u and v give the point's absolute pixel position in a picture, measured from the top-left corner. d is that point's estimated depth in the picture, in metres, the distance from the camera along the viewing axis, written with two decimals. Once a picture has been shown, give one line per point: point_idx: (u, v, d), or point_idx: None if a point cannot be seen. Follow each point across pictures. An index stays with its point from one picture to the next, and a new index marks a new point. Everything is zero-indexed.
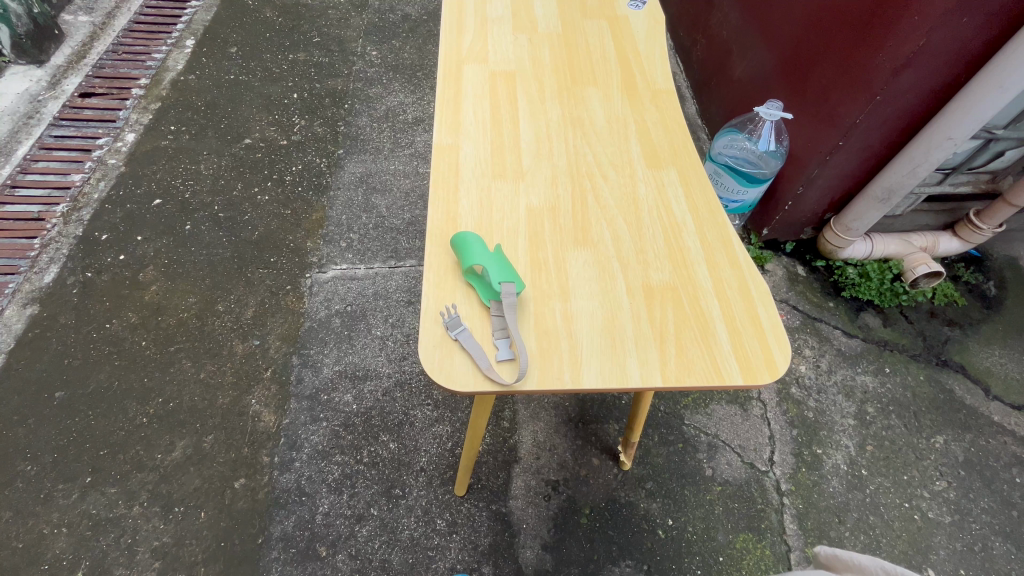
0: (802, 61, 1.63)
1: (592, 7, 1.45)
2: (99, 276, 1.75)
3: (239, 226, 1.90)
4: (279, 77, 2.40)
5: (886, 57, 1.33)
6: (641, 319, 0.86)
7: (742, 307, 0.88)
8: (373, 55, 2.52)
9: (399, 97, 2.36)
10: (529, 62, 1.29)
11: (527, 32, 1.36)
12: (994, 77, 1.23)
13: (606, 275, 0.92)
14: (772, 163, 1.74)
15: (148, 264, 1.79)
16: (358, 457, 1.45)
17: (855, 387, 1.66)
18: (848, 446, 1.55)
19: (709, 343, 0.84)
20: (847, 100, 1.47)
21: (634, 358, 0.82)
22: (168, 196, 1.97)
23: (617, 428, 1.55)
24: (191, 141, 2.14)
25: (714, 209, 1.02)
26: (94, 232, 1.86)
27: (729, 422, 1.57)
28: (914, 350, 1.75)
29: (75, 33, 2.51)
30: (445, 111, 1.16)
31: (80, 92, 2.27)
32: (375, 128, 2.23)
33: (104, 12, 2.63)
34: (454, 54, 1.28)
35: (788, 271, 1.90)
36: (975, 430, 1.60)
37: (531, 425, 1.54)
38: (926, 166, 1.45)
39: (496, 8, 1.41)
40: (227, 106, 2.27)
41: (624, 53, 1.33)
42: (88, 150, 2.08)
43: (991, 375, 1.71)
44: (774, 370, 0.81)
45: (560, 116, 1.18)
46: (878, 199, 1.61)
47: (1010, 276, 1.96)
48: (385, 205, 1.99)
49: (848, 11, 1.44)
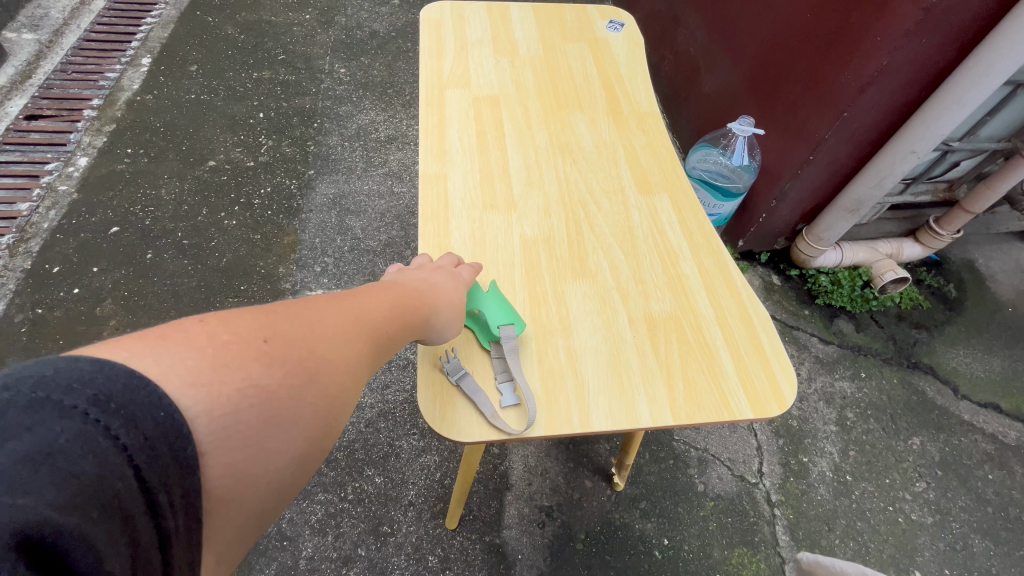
0: (770, 79, 1.68)
1: (571, 29, 1.45)
2: (50, 312, 1.63)
3: (206, 253, 1.81)
4: (243, 96, 2.32)
5: (850, 76, 1.37)
6: (646, 352, 0.85)
7: (745, 335, 0.88)
8: (342, 73, 2.47)
9: (370, 115, 2.31)
10: (513, 86, 1.27)
11: (507, 54, 1.35)
12: (953, 95, 1.29)
13: (607, 307, 0.90)
14: (745, 177, 1.77)
15: (106, 298, 1.68)
16: (343, 495, 1.38)
17: (835, 394, 1.70)
18: (832, 453, 1.58)
19: (716, 374, 0.83)
20: (815, 117, 1.51)
21: (641, 394, 0.80)
22: (126, 223, 1.86)
23: (608, 447, 1.52)
24: (151, 164, 2.04)
25: (708, 233, 1.02)
26: (44, 264, 1.73)
27: (717, 435, 1.58)
28: (886, 355, 1.81)
29: (20, 52, 2.38)
30: (430, 138, 1.13)
31: (26, 115, 2.13)
32: (346, 147, 2.18)
33: (51, 29, 2.50)
34: (436, 80, 1.25)
35: (764, 281, 1.95)
36: (948, 429, 1.66)
37: (520, 450, 1.50)
38: (892, 178, 1.51)
39: (475, 31, 1.39)
40: (189, 127, 2.18)
41: (607, 76, 1.34)
42: (35, 176, 1.95)
43: (958, 375, 1.78)
44: (782, 399, 0.81)
45: (548, 142, 1.17)
46: (848, 212, 1.66)
47: (967, 278, 2.06)
48: (360, 226, 1.94)
49: (810, 32, 1.49)
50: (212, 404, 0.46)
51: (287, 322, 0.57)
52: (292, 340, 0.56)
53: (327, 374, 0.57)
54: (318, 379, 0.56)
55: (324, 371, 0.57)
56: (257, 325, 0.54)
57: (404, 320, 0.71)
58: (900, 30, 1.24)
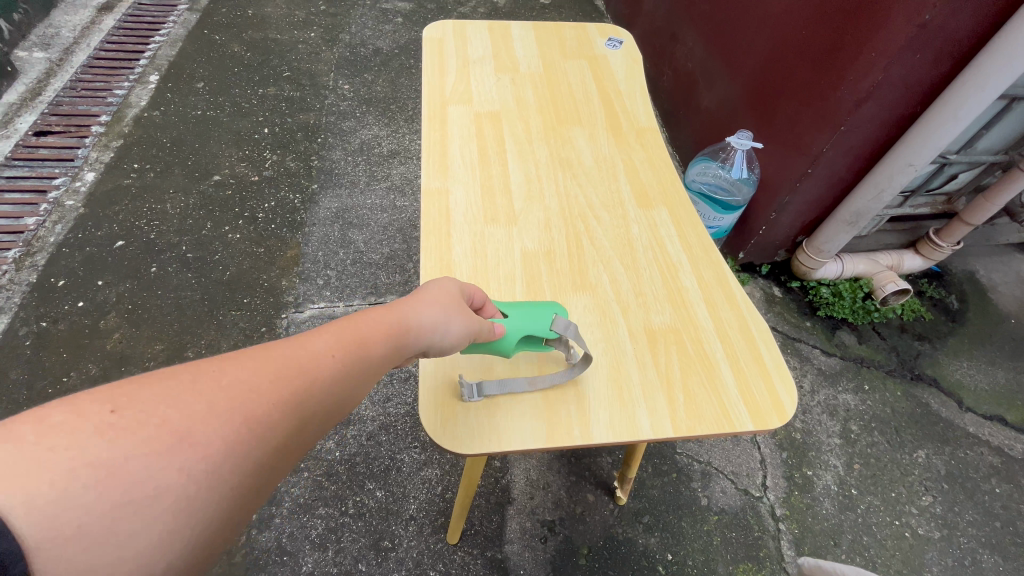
0: (767, 93, 1.70)
1: (571, 46, 1.48)
2: (55, 326, 1.64)
3: (210, 267, 1.83)
4: (249, 112, 2.36)
5: (846, 91, 1.39)
6: (647, 365, 0.85)
7: (745, 348, 0.88)
8: (346, 89, 2.51)
9: (373, 130, 2.34)
10: (513, 103, 1.30)
11: (508, 72, 1.38)
12: (949, 109, 1.30)
13: (607, 319, 0.91)
14: (744, 189, 1.79)
15: (110, 311, 1.69)
16: (344, 509, 1.37)
17: (838, 406, 1.69)
18: (837, 466, 1.57)
19: (717, 387, 0.83)
20: (813, 130, 1.52)
21: (642, 407, 0.80)
22: (131, 237, 1.88)
23: (610, 461, 1.51)
24: (157, 179, 2.07)
25: (707, 246, 1.03)
26: (50, 278, 1.75)
27: (720, 448, 1.57)
28: (889, 367, 1.80)
29: (30, 69, 2.43)
30: (431, 154, 1.14)
31: (35, 131, 2.17)
32: (349, 161, 2.21)
33: (62, 47, 2.56)
34: (438, 96, 1.28)
35: (765, 293, 1.95)
36: (954, 442, 1.65)
37: (522, 463, 1.49)
38: (890, 191, 1.52)
39: (476, 49, 1.42)
40: (195, 143, 2.21)
41: (606, 92, 1.36)
42: (43, 191, 1.98)
43: (962, 387, 1.77)
44: (783, 412, 0.81)
45: (548, 157, 1.18)
46: (847, 224, 1.67)
47: (969, 290, 2.06)
48: (363, 239, 1.95)
49: (807, 48, 1.51)
50: (31, 494, 0.36)
51: (173, 381, 0.46)
52: (179, 400, 0.45)
53: (243, 433, 0.48)
54: (194, 440, 0.44)
55: (226, 432, 0.46)
56: (136, 387, 0.44)
57: (345, 363, 0.59)
58: (894, 46, 1.26)
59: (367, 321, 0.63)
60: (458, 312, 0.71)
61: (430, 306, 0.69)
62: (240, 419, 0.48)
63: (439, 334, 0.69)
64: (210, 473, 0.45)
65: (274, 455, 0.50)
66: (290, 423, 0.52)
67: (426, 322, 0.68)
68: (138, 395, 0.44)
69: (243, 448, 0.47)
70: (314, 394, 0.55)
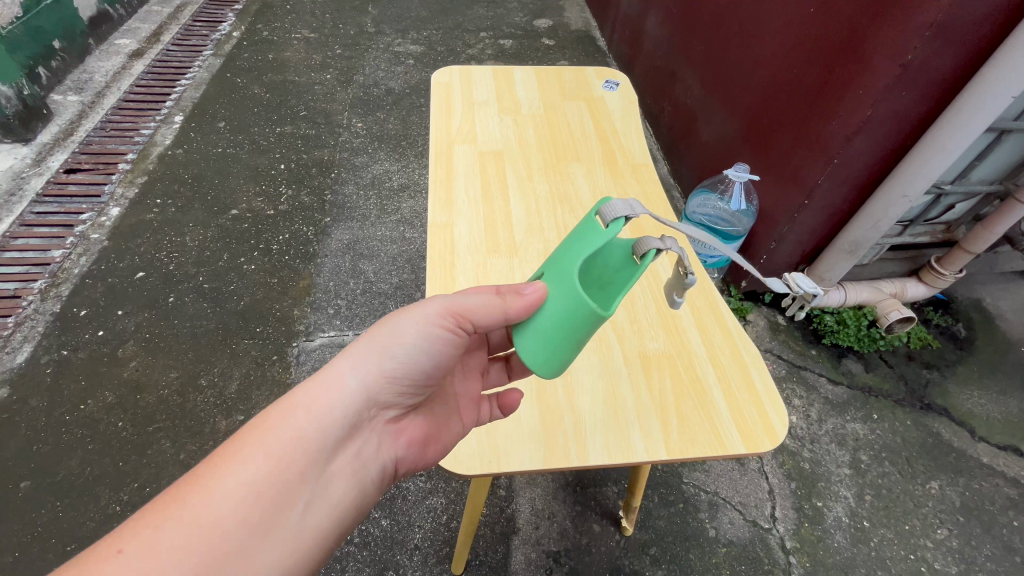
0: (763, 128, 1.76)
1: (570, 88, 1.56)
2: (75, 354, 1.70)
3: (225, 296, 1.89)
4: (266, 149, 2.47)
5: (838, 125, 1.44)
6: (641, 389, 0.89)
7: (736, 373, 0.91)
8: (359, 127, 2.63)
9: (385, 165, 2.44)
10: (515, 141, 1.37)
11: (511, 113, 1.45)
12: (937, 142, 1.34)
13: (604, 346, 0.96)
14: (745, 221, 1.85)
15: (128, 340, 1.75)
16: (349, 538, 1.37)
17: (847, 436, 1.67)
18: (847, 497, 1.54)
19: (709, 412, 0.86)
20: (808, 163, 1.57)
21: (636, 430, 0.84)
22: (151, 268, 1.96)
23: (616, 490, 1.51)
24: (177, 213, 2.16)
25: (700, 274, 1.07)
26: (72, 307, 1.82)
27: (727, 478, 1.56)
28: (898, 396, 1.79)
29: (64, 111, 2.58)
30: (437, 190, 1.21)
31: (65, 169, 2.29)
32: (361, 195, 2.29)
33: (94, 91, 2.73)
34: (445, 136, 1.35)
35: (769, 321, 1.97)
36: (968, 473, 1.62)
37: (527, 492, 1.49)
38: (887, 220, 1.56)
39: (481, 92, 1.51)
40: (215, 178, 2.32)
41: (603, 131, 1.43)
42: (69, 225, 2.08)
43: (974, 417, 1.75)
44: (775, 436, 0.83)
45: (548, 192, 1.24)
46: (847, 252, 1.70)
47: (976, 318, 2.05)
48: (373, 270, 2.01)
49: (798, 85, 1.58)
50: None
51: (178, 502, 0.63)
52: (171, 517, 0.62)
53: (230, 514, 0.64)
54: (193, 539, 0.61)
55: (230, 522, 0.63)
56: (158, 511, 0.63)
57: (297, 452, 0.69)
58: (880, 85, 1.31)
59: (292, 406, 0.71)
60: (375, 365, 0.73)
61: (342, 376, 0.73)
62: (230, 511, 0.64)
63: (367, 391, 0.73)
64: (230, 549, 0.62)
65: (286, 516, 0.67)
66: (279, 494, 0.67)
67: (342, 391, 0.73)
68: (149, 529, 0.61)
69: (251, 520, 0.64)
70: (279, 471, 0.67)
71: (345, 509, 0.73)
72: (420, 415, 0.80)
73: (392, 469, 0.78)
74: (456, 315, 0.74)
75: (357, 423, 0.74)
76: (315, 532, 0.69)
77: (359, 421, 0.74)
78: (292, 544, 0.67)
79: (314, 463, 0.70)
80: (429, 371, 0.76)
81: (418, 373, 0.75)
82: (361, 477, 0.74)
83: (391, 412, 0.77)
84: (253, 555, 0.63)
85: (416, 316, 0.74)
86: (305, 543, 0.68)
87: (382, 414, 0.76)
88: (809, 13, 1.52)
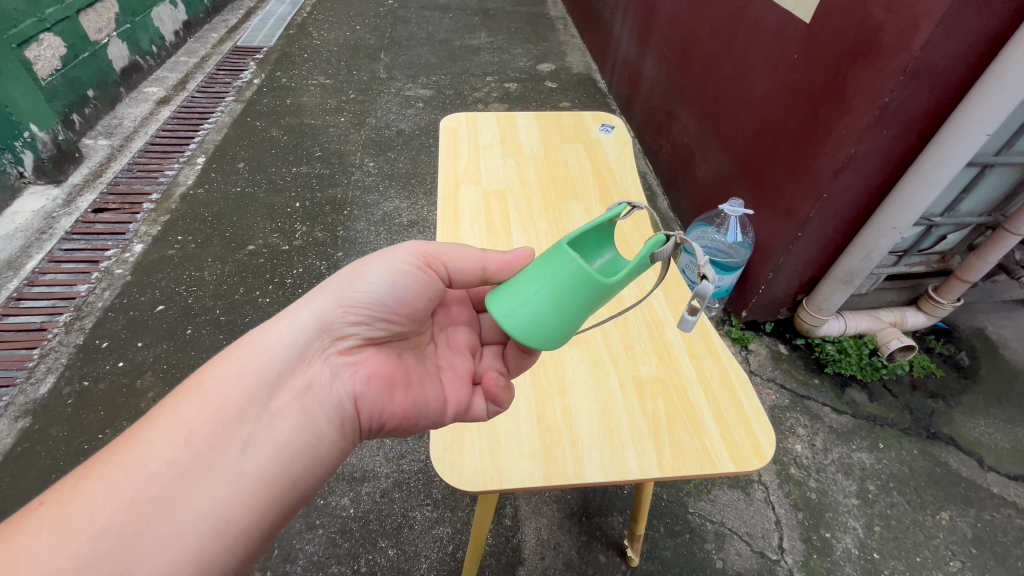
0: (755, 165, 1.85)
1: (569, 131, 1.66)
2: (95, 385, 1.76)
3: (240, 328, 1.96)
4: (283, 188, 2.60)
5: (825, 162, 1.51)
6: (635, 411, 0.95)
7: (725, 396, 0.97)
8: (371, 166, 2.76)
9: (395, 203, 2.55)
10: (518, 181, 1.45)
11: (514, 155, 1.55)
12: (920, 177, 1.41)
13: (600, 371, 1.02)
14: (743, 252, 1.92)
15: (147, 371, 1.81)
16: (356, 567, 1.39)
17: (853, 465, 1.67)
18: (856, 528, 1.53)
19: (700, 432, 0.91)
20: (799, 197, 1.64)
21: (631, 449, 0.89)
22: (171, 302, 2.04)
23: (621, 520, 1.51)
24: (197, 249, 2.26)
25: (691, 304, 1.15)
26: (95, 340, 1.89)
27: (733, 508, 1.56)
28: (903, 424, 1.79)
29: (94, 155, 2.74)
30: (444, 227, 1.28)
31: (93, 208, 2.42)
32: (372, 231, 2.39)
33: (123, 135, 2.90)
34: (452, 177, 1.44)
35: (770, 350, 1.99)
36: (978, 504, 1.60)
37: (533, 522, 1.50)
38: (878, 251, 1.61)
39: (486, 136, 1.61)
40: (234, 216, 2.43)
41: (600, 170, 1.51)
42: (95, 261, 2.18)
43: (982, 446, 1.74)
44: (763, 455, 0.88)
45: (548, 228, 1.31)
46: (842, 281, 1.74)
47: (979, 346, 2.07)
48: None
49: (786, 125, 1.67)
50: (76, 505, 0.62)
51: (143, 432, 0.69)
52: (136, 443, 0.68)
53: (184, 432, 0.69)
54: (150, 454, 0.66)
55: (162, 460, 0.66)
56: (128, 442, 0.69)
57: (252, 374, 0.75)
58: (862, 124, 1.38)
59: (251, 343, 0.78)
60: (326, 299, 0.80)
61: (293, 314, 0.80)
62: (188, 429, 0.69)
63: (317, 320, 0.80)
64: (184, 460, 0.67)
65: (234, 437, 0.70)
66: (221, 426, 0.71)
67: (290, 324, 0.79)
68: (84, 475, 0.65)
69: (191, 450, 0.68)
70: (224, 401, 0.72)
71: (308, 428, 0.75)
72: (384, 353, 0.83)
73: (351, 406, 0.78)
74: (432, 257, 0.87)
75: (307, 355, 0.78)
76: (258, 465, 0.70)
77: (307, 355, 0.78)
78: (235, 474, 0.68)
79: (258, 396, 0.74)
80: (387, 303, 0.82)
81: (373, 300, 0.81)
82: (314, 409, 0.76)
83: (347, 347, 0.81)
84: (194, 480, 0.66)
85: (385, 255, 0.85)
86: (265, 455, 0.71)
87: (335, 346, 0.80)
88: (793, 59, 1.62)
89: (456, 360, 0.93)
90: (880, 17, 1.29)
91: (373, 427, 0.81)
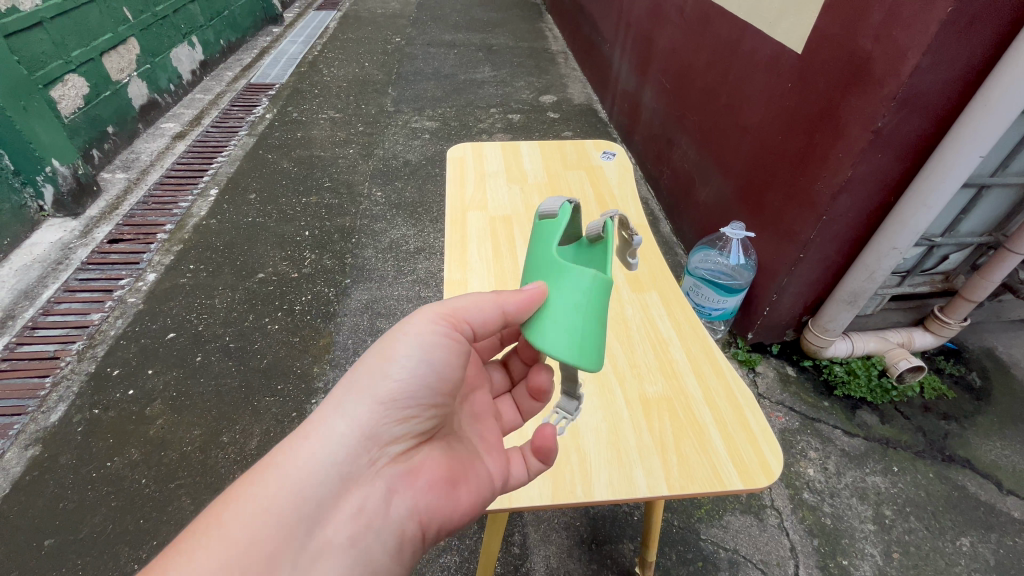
0: (755, 189, 1.88)
1: (572, 159, 1.71)
2: (105, 413, 1.78)
3: (250, 355, 1.98)
4: (292, 218, 2.66)
5: (824, 185, 1.54)
6: (641, 429, 0.96)
7: (731, 413, 0.97)
8: (378, 196, 2.83)
9: (402, 230, 2.60)
10: (523, 207, 1.49)
11: (518, 182, 1.60)
12: (918, 198, 1.43)
13: (606, 390, 1.03)
14: (746, 274, 1.93)
15: (156, 398, 1.83)
16: None
17: (867, 489, 1.64)
18: (874, 555, 1.49)
19: (707, 450, 0.91)
20: (799, 219, 1.66)
21: (639, 468, 0.89)
22: (182, 329, 2.07)
23: (633, 547, 1.48)
24: (209, 277, 2.31)
25: (695, 324, 1.16)
26: (107, 367, 1.92)
27: (746, 534, 1.53)
28: (917, 447, 1.76)
29: (111, 188, 2.84)
30: (452, 252, 1.32)
31: (109, 239, 2.49)
32: (380, 258, 2.43)
33: (139, 169, 3.00)
34: (459, 204, 1.49)
35: (778, 372, 1.98)
36: (999, 528, 1.56)
37: (542, 549, 1.48)
38: (881, 271, 1.62)
39: (491, 164, 1.66)
40: (245, 245, 2.49)
41: (603, 196, 1.55)
42: (109, 290, 2.23)
43: (999, 468, 1.71)
44: (771, 472, 0.87)
45: None
46: (846, 302, 1.75)
47: (990, 366, 2.05)
48: (390, 328, 2.10)
49: (784, 150, 1.71)
50: None
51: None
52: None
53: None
54: None
55: None
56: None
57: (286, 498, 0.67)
58: (857, 148, 1.42)
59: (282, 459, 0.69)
60: (367, 401, 0.74)
61: (330, 422, 0.72)
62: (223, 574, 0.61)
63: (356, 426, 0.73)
64: None
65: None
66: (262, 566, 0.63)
67: (328, 439, 0.71)
68: None
69: None
70: (264, 540, 0.64)
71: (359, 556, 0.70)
72: (435, 452, 0.81)
73: (410, 524, 0.75)
74: (454, 317, 0.82)
75: (351, 475, 0.72)
76: None
77: (351, 471, 0.72)
78: None
79: (300, 530, 0.67)
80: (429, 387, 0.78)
81: (417, 397, 0.77)
82: (366, 536, 0.71)
83: (397, 453, 0.76)
84: None
85: (411, 330, 0.78)
86: None
87: (383, 454, 0.75)
88: (788, 88, 1.67)
89: (485, 427, 0.92)
90: (869, 46, 1.34)
91: (429, 542, 0.78)
